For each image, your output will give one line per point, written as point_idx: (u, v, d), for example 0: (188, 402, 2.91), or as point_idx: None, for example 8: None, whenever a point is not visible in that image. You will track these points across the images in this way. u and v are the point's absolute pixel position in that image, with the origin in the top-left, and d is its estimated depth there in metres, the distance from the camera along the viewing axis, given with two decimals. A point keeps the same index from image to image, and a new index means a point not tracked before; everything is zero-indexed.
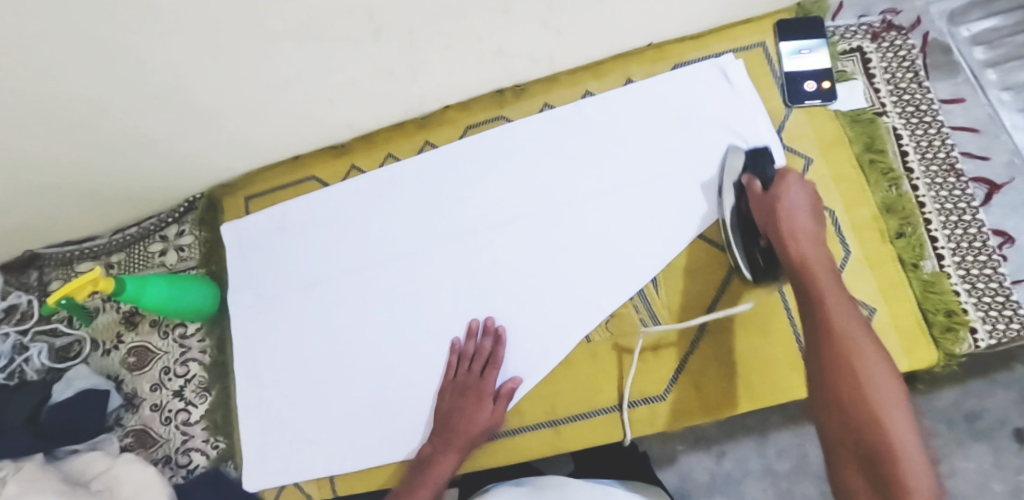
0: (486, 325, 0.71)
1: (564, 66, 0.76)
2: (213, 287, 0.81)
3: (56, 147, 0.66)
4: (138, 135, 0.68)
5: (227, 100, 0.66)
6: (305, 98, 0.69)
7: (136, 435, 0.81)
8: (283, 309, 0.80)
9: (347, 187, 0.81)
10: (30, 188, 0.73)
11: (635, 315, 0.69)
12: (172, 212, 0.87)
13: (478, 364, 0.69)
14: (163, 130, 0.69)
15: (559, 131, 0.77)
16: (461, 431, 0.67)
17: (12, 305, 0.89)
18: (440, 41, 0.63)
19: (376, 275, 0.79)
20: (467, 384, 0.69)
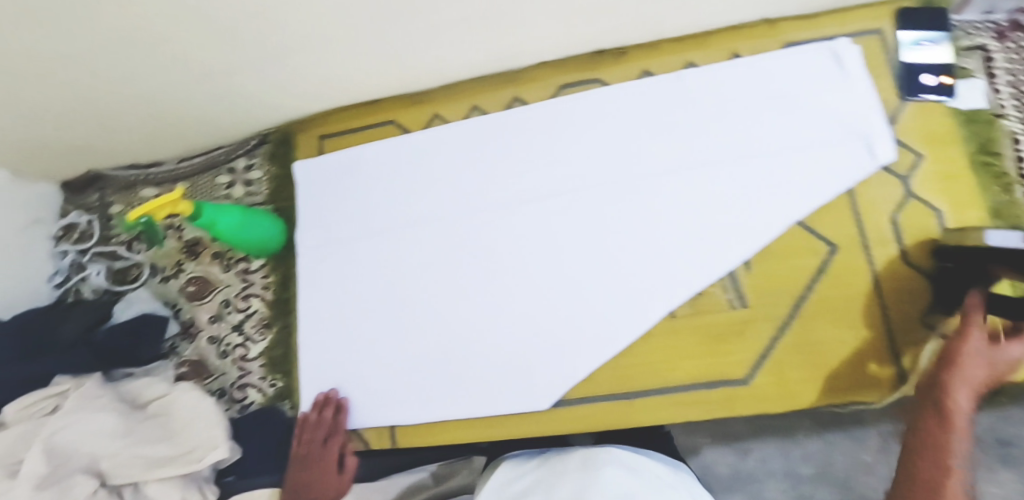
0: (328, 399, 0.73)
1: (671, 32, 0.73)
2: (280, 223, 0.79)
3: (142, 60, 0.64)
4: (226, 56, 0.66)
5: (322, 29, 0.63)
6: (402, 36, 0.66)
7: (191, 365, 0.80)
8: (351, 253, 0.78)
9: (428, 137, 0.79)
10: (106, 101, 0.71)
11: (722, 295, 0.66)
12: (242, 144, 0.85)
13: (323, 430, 0.72)
14: (251, 55, 0.66)
15: (655, 100, 0.74)
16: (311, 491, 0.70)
17: (70, 225, 0.90)
18: None
19: (448, 228, 0.77)
20: (304, 447, 0.72)
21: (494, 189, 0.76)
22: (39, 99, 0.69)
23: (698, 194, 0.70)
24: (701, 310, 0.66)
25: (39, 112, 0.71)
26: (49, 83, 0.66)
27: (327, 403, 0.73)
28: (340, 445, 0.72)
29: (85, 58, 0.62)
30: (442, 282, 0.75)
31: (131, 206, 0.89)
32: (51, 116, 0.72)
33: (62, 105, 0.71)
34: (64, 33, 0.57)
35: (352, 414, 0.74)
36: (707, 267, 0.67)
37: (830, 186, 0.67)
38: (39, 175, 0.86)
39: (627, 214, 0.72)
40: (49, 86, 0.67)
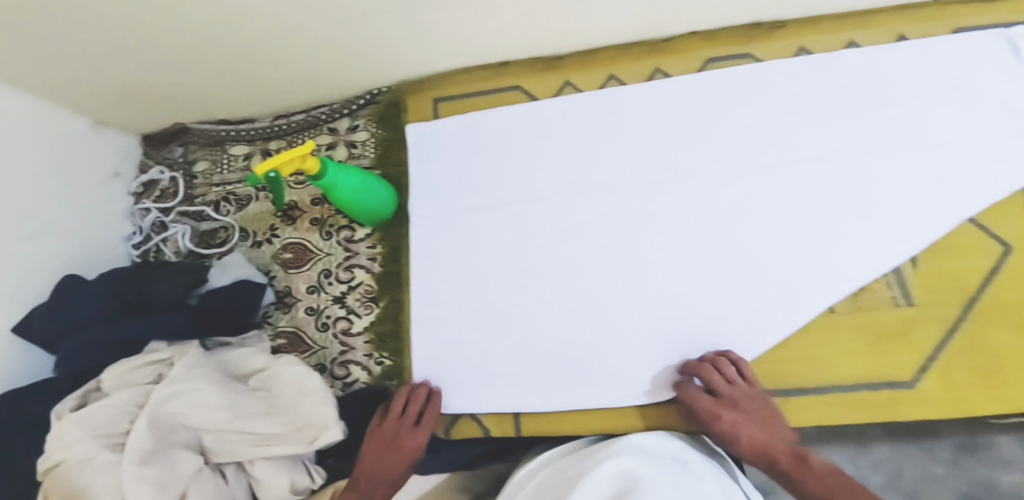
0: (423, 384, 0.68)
1: (835, 8, 0.68)
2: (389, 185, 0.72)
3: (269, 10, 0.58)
4: (361, 12, 0.59)
5: None
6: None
7: (288, 337, 0.75)
8: (467, 226, 0.73)
9: (557, 105, 0.73)
10: (213, 54, 0.65)
11: (886, 292, 0.63)
12: (345, 103, 0.79)
13: (409, 411, 0.66)
14: (390, 12, 0.59)
15: (810, 80, 0.69)
16: (385, 473, 0.63)
17: (151, 181, 0.85)
18: None
19: (576, 203, 0.71)
20: (388, 424, 0.66)
21: (629, 165, 0.71)
22: (138, 44, 0.62)
23: (857, 183, 0.66)
24: (863, 306, 0.63)
25: (136, 58, 0.64)
26: (151, 28, 0.59)
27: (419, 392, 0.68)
28: (430, 431, 0.66)
29: (210, 6, 0.56)
30: (570, 261, 0.70)
31: (217, 165, 0.84)
32: (146, 63, 0.66)
33: (161, 53, 0.64)
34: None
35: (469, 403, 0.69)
36: (866, 261, 0.63)
37: (1004, 182, 0.63)
38: (120, 126, 0.81)
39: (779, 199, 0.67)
40: (156, 32, 0.60)
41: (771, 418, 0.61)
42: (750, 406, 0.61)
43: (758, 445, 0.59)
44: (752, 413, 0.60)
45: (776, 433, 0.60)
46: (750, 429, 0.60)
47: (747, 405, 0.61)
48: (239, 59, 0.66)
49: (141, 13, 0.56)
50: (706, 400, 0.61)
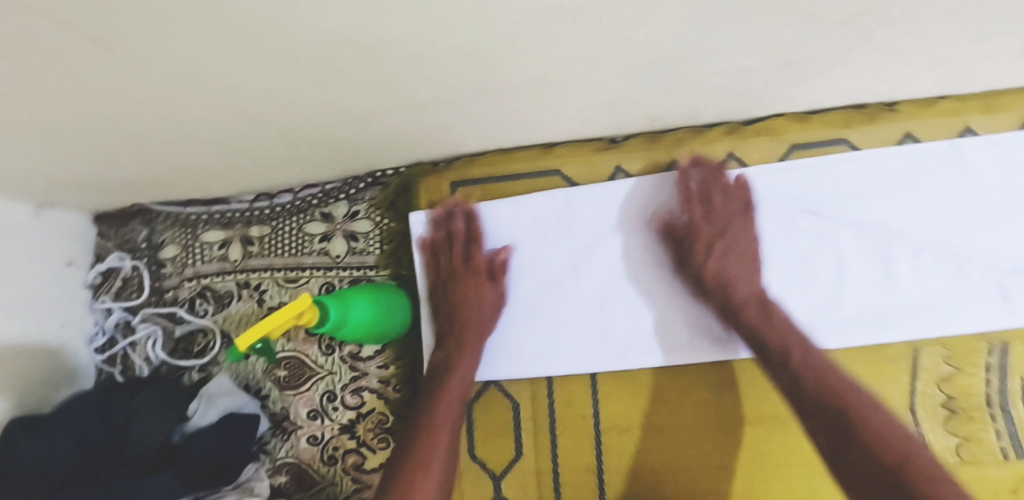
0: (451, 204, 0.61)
1: (959, 88, 0.54)
2: (393, 300, 0.59)
3: (264, 98, 0.43)
4: (371, 96, 0.45)
5: (528, 66, 0.43)
6: (628, 77, 0.47)
7: (290, 472, 0.64)
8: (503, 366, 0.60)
9: (606, 197, 0.59)
10: (187, 137, 0.50)
11: (996, 443, 0.54)
12: (343, 184, 0.65)
13: (458, 262, 0.59)
14: (408, 94, 0.46)
15: (921, 173, 0.56)
16: (449, 390, 0.54)
17: (110, 269, 0.70)
18: (884, 31, 0.42)
19: (632, 323, 0.58)
20: (460, 323, 0.57)
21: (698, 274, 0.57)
22: (88, 131, 0.46)
23: (979, 312, 0.54)
24: (973, 462, 0.54)
25: (87, 145, 0.49)
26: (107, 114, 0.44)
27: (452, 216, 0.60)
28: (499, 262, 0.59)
29: (187, 90, 0.41)
30: (626, 395, 0.58)
31: (188, 252, 0.69)
32: (98, 149, 0.50)
33: (119, 139, 0.49)
34: (164, 58, 0.36)
35: None
36: (974, 403, 0.54)
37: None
38: (72, 206, 0.65)
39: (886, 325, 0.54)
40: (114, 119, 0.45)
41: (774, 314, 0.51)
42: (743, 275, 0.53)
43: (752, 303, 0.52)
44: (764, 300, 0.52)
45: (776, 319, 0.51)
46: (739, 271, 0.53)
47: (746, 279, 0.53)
48: (222, 142, 0.51)
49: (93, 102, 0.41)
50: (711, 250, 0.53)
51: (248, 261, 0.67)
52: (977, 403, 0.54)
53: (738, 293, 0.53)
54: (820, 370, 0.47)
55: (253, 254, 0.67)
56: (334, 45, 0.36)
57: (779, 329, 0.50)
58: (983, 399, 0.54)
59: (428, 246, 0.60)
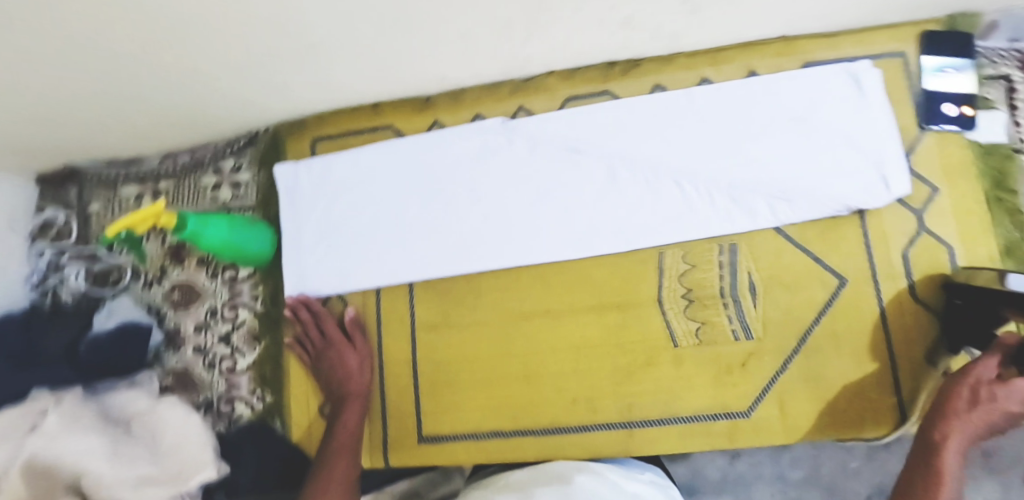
0: (299, 302, 0.74)
1: (687, 47, 0.69)
2: (251, 223, 0.73)
3: (127, 63, 0.59)
4: (210, 64, 0.61)
5: (315, 37, 0.58)
6: (402, 46, 0.62)
7: (177, 376, 0.77)
8: (370, 338, 0.73)
9: (422, 143, 0.75)
10: (85, 103, 0.66)
11: (727, 326, 0.65)
12: (229, 144, 0.81)
13: (319, 340, 0.72)
14: (238, 60, 0.61)
15: (667, 114, 0.70)
16: (340, 455, 0.65)
17: (47, 222, 0.85)
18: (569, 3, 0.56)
19: (436, 243, 0.72)
20: (340, 385, 0.70)
21: (488, 201, 0.72)
22: (9, 99, 0.62)
23: (707, 220, 0.67)
24: (707, 342, 0.65)
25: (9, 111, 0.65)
26: (17, 83, 0.59)
27: (303, 308, 0.73)
28: (358, 330, 0.72)
29: (68, 61, 0.57)
30: (435, 301, 0.71)
31: (110, 206, 0.85)
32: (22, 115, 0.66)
33: (33, 106, 0.65)
34: (40, 37, 0.52)
35: None
36: (707, 293, 0.66)
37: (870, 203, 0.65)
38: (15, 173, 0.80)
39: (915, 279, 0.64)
40: (28, 88, 0.61)
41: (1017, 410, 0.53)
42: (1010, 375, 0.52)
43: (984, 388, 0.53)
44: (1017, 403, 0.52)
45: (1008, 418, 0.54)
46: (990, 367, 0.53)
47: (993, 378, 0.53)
48: (116, 107, 0.67)
49: (6, 74, 0.57)
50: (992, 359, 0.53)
51: None
52: (710, 293, 0.65)
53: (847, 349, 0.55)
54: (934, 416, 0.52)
55: None
56: (160, 22, 0.52)
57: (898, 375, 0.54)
58: (716, 290, 0.66)
59: (294, 342, 0.74)
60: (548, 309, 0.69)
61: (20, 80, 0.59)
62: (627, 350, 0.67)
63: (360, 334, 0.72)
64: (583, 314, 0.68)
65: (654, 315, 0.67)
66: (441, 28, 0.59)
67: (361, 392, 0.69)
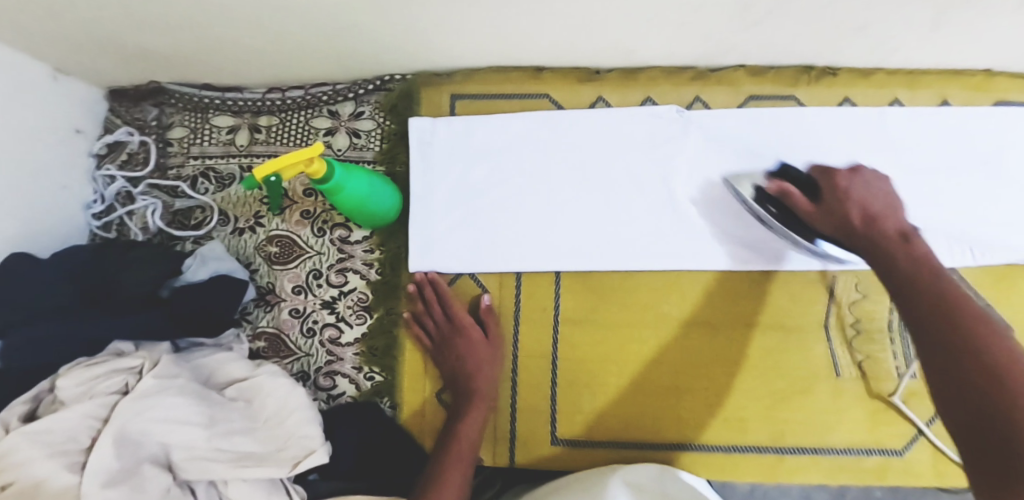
0: (422, 280, 0.66)
1: (888, 63, 0.65)
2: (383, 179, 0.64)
3: None
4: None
5: None
6: (615, 10, 0.55)
7: (269, 339, 0.69)
8: (504, 326, 0.66)
9: (585, 118, 0.67)
10: (227, 13, 0.56)
11: (891, 363, 0.63)
12: (353, 85, 0.71)
13: (442, 322, 0.65)
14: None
15: (852, 131, 0.66)
16: (464, 449, 0.60)
17: (117, 142, 0.75)
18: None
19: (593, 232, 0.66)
20: (467, 374, 0.63)
21: (648, 193, 0.66)
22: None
23: None
24: (870, 375, 0.63)
25: (132, 8, 0.54)
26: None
27: (422, 288, 0.66)
28: (489, 314, 0.65)
29: None
30: (584, 293, 0.65)
31: (197, 134, 0.75)
32: (134, 11, 0.55)
33: (165, 6, 0.54)
34: None
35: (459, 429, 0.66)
36: (877, 325, 0.64)
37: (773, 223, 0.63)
38: (86, 74, 0.70)
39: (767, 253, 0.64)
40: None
41: (873, 190, 0.53)
42: (921, 239, 0.49)
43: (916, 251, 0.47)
44: (873, 186, 0.54)
45: (861, 198, 0.53)
46: (892, 225, 0.50)
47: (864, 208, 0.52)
48: (247, 22, 0.58)
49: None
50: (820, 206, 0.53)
51: (253, 147, 0.74)
52: (879, 325, 0.64)
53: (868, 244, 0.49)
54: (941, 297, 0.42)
55: (259, 141, 0.73)
56: None
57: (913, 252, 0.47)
58: (884, 323, 0.64)
59: (410, 318, 0.67)
60: (706, 319, 0.64)
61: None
62: (789, 374, 0.63)
63: (489, 315, 0.65)
64: (745, 330, 0.64)
65: (818, 341, 0.63)
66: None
67: (490, 380, 0.63)
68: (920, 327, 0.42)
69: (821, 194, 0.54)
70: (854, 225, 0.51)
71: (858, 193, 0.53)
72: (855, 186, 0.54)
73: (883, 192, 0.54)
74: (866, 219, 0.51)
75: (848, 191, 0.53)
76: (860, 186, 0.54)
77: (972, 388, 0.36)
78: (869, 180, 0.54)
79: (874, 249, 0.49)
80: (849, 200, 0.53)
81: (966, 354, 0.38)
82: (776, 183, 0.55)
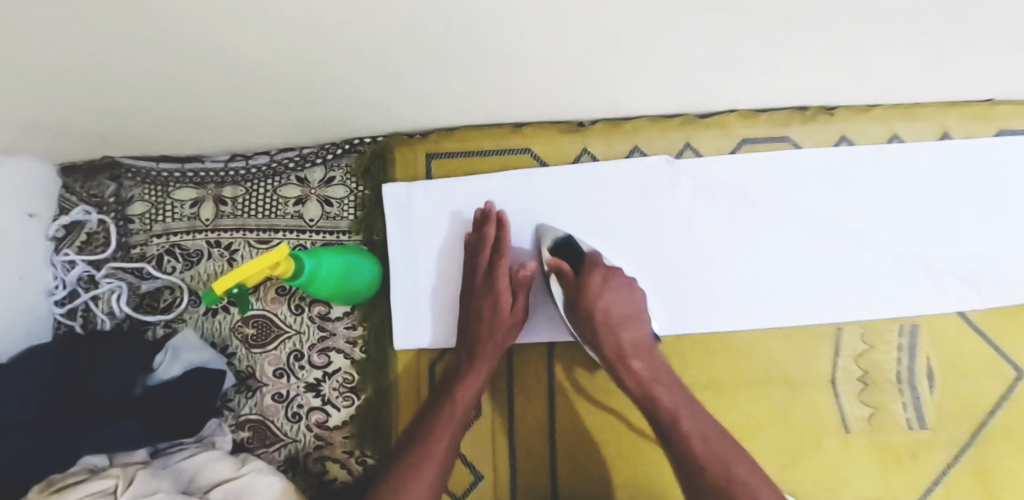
0: (488, 210, 0.61)
1: (887, 99, 0.61)
2: (356, 253, 0.60)
3: (256, 36, 0.45)
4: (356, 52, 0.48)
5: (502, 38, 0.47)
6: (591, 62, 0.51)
7: (253, 428, 0.66)
8: (533, 307, 0.62)
9: (570, 175, 0.64)
10: (174, 79, 0.52)
11: (901, 414, 0.61)
12: (321, 149, 0.67)
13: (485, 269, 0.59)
14: (392, 54, 0.49)
15: (851, 172, 0.63)
16: (446, 422, 0.56)
17: (75, 222, 0.70)
18: (815, 34, 0.48)
19: (571, 272, 0.62)
20: (481, 336, 0.59)
21: (636, 253, 0.63)
22: (55, 57, 0.47)
23: (890, 300, 0.62)
24: (878, 429, 0.61)
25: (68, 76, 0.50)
26: (80, 43, 0.45)
27: (486, 218, 0.61)
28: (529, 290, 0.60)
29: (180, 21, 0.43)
30: (580, 363, 0.63)
31: (158, 209, 0.70)
32: (67, 79, 0.51)
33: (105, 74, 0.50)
34: None
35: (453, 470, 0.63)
36: (883, 375, 0.61)
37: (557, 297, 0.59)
38: (33, 156, 0.65)
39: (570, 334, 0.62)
40: (94, 48, 0.46)
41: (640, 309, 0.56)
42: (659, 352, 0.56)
43: (637, 377, 0.54)
44: (620, 283, 0.56)
45: (614, 326, 0.55)
46: (631, 336, 0.55)
47: (638, 333, 0.56)
48: (195, 88, 0.53)
49: (77, 24, 0.42)
50: (569, 300, 0.56)
51: (220, 221, 0.69)
52: (886, 377, 0.61)
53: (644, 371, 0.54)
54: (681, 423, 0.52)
55: (225, 214, 0.69)
56: None
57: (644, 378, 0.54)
58: (893, 374, 0.61)
59: (465, 248, 0.61)
60: (706, 383, 0.62)
61: (89, 40, 0.44)
62: (796, 433, 0.61)
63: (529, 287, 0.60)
64: (748, 391, 0.62)
65: (825, 397, 0.61)
66: (648, 42, 0.49)
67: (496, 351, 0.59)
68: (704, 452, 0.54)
69: (580, 270, 0.57)
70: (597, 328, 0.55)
71: (618, 311, 0.55)
72: (608, 288, 0.55)
73: (629, 294, 0.56)
74: (619, 357, 0.55)
75: (595, 306, 0.55)
76: (609, 284, 0.56)
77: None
78: (620, 280, 0.56)
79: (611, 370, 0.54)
80: (609, 333, 0.55)
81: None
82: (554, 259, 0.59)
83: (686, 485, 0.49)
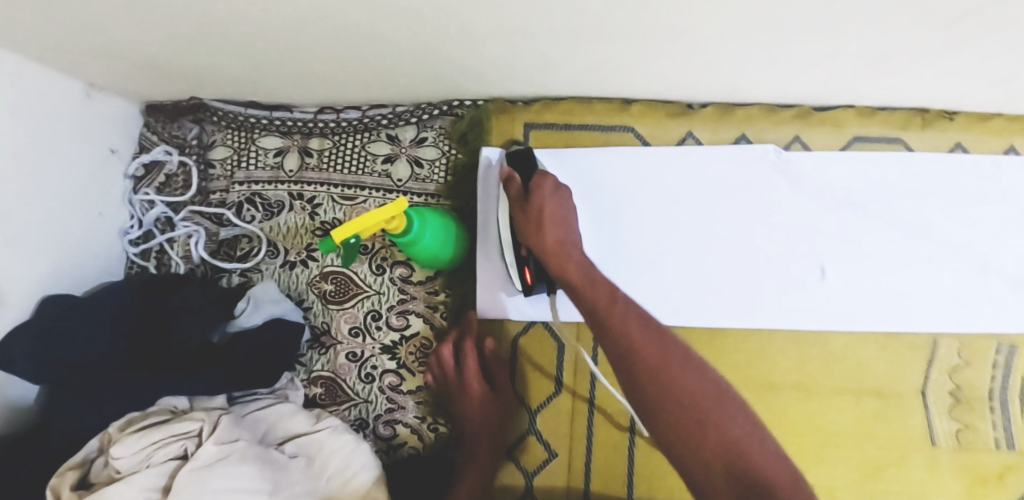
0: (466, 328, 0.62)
1: (1014, 110, 0.59)
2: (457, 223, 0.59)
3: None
4: (484, 18, 0.46)
5: (642, 18, 0.45)
6: (723, 47, 0.50)
7: (325, 385, 0.65)
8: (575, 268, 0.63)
9: (671, 159, 0.63)
10: (289, 33, 0.50)
11: (990, 432, 0.61)
12: (415, 109, 0.65)
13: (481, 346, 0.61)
14: (522, 22, 0.47)
15: (963, 181, 0.61)
16: None
17: (154, 162, 0.69)
18: (968, 42, 0.46)
19: (658, 244, 0.63)
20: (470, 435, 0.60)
21: (736, 242, 0.62)
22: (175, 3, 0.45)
23: (992, 316, 0.60)
24: (966, 446, 0.61)
25: (183, 23, 0.49)
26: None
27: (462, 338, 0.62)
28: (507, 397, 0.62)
29: None
30: None
31: (241, 157, 0.69)
32: (180, 25, 0.49)
33: (221, 23, 0.48)
34: None
35: (516, 458, 0.63)
36: (973, 392, 0.61)
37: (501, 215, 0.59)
38: (121, 91, 0.64)
39: (504, 284, 0.63)
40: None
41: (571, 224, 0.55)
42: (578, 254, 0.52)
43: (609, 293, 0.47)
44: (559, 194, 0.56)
45: (557, 227, 0.53)
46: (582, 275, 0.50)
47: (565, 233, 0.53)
48: (303, 42, 0.52)
49: None
50: (517, 217, 0.55)
51: (304, 173, 0.67)
52: (979, 394, 0.61)
53: (601, 294, 0.47)
54: (655, 334, 0.43)
55: (310, 167, 0.67)
56: None
57: (603, 288, 0.48)
58: (985, 391, 0.61)
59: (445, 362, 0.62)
60: (793, 383, 0.62)
61: None
62: (879, 442, 0.62)
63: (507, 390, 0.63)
64: (836, 396, 0.62)
65: (916, 409, 0.61)
66: (790, 34, 0.47)
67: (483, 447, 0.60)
68: (622, 378, 0.43)
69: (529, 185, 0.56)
70: (549, 243, 0.52)
71: (554, 211, 0.54)
72: (549, 191, 0.56)
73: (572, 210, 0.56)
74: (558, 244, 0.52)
75: (542, 205, 0.54)
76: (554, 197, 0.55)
77: (688, 442, 0.37)
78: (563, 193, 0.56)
79: (575, 287, 0.49)
80: (540, 230, 0.53)
81: (696, 417, 0.38)
82: (506, 168, 0.58)
83: (639, 394, 0.41)
